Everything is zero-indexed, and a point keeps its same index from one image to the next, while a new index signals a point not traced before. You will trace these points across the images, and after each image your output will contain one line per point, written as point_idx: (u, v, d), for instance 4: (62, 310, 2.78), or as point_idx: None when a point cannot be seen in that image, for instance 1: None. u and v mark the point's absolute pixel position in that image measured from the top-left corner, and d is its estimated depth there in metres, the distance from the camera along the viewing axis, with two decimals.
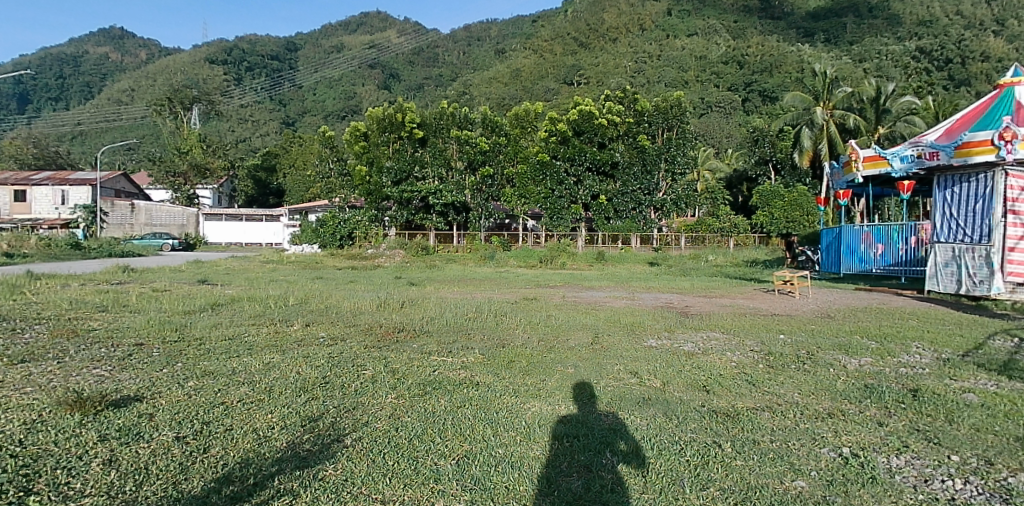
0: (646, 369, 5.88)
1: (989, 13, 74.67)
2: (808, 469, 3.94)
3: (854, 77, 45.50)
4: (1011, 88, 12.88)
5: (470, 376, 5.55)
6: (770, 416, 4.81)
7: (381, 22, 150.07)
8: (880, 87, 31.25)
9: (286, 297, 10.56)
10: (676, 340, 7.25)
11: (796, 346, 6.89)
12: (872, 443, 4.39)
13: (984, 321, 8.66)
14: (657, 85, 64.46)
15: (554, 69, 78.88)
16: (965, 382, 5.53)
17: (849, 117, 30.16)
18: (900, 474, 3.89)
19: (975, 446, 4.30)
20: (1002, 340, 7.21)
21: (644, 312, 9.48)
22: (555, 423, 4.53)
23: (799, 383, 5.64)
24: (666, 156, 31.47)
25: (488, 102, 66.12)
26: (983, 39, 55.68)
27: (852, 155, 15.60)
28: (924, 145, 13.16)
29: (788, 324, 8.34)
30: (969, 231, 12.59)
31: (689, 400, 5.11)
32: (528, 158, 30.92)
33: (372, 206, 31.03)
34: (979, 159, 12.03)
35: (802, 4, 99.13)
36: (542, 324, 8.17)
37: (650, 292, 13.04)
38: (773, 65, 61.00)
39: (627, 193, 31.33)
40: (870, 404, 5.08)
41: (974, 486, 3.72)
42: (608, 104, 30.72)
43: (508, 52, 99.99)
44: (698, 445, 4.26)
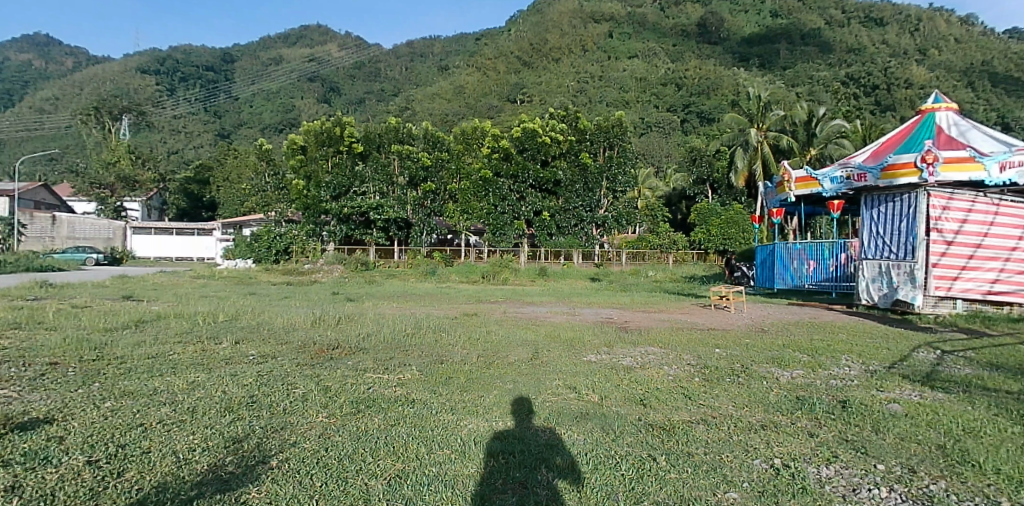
0: (584, 384, 5.87)
1: (911, 43, 80.54)
2: (740, 480, 4.10)
3: (786, 100, 47.85)
4: (933, 113, 13.74)
5: (406, 393, 5.45)
6: (705, 429, 4.91)
7: (322, 36, 151.02)
8: (811, 112, 33.15)
9: (218, 314, 10.29)
10: (616, 355, 7.28)
11: (731, 360, 7.00)
12: (803, 454, 4.57)
13: (910, 334, 8.98)
14: (598, 105, 66.49)
15: (497, 87, 80.21)
16: (891, 393, 5.73)
17: (783, 138, 31.60)
18: (830, 483, 4.09)
19: (900, 454, 4.55)
20: (926, 352, 7.47)
21: (583, 328, 9.51)
22: (491, 439, 4.51)
23: (733, 396, 5.74)
24: (607, 175, 32.13)
25: (431, 118, 66.49)
26: (905, 67, 59.60)
27: (784, 175, 16.19)
28: (852, 167, 13.68)
29: (725, 339, 8.43)
30: (893, 249, 13.18)
31: (626, 414, 5.13)
32: (471, 175, 30.89)
33: (309, 221, 30.90)
34: (904, 181, 12.51)
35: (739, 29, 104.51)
36: (483, 340, 8.08)
37: (591, 307, 13.19)
38: (709, 89, 63.79)
39: (570, 210, 31.66)
40: (801, 415, 5.22)
41: (900, 494, 3.94)
42: (551, 122, 31.27)
43: (453, 69, 101.72)
44: (633, 458, 4.36)
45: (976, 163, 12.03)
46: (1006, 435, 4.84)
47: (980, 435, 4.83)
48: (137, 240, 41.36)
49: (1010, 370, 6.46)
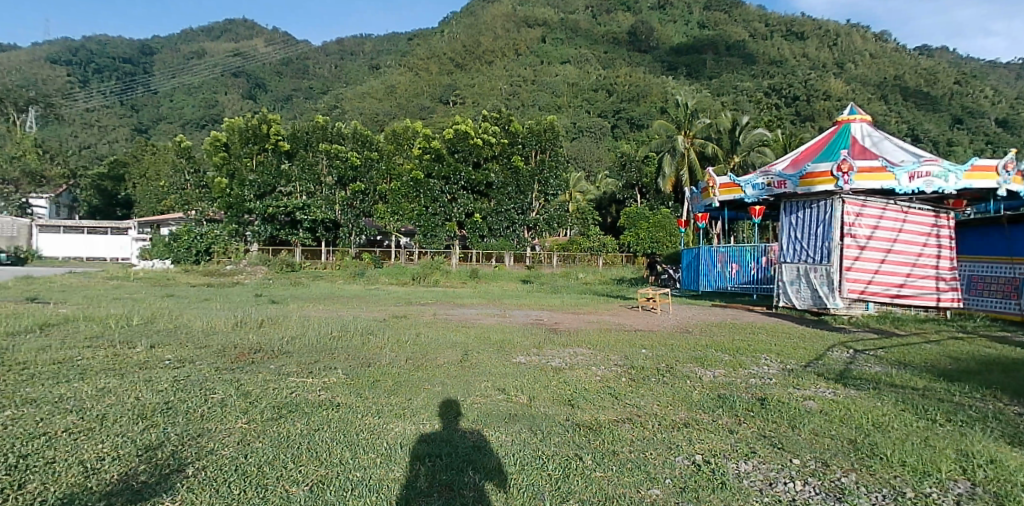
0: (512, 385, 5.92)
1: (830, 56, 85.94)
2: (664, 477, 4.23)
3: (712, 109, 50.01)
4: (848, 124, 14.40)
5: (331, 397, 5.35)
6: (630, 428, 5.03)
7: (246, 31, 148.65)
8: (735, 120, 33.69)
9: (133, 318, 9.84)
10: (545, 356, 7.37)
11: (657, 360, 7.18)
12: (723, 450, 4.75)
13: (824, 333, 9.45)
14: (531, 109, 68.81)
15: (429, 88, 80.76)
16: (807, 390, 5.99)
17: (708, 146, 32.41)
18: (748, 478, 4.29)
19: (814, 449, 4.79)
20: (839, 352, 7.86)
21: (513, 330, 9.59)
22: (417, 443, 4.49)
23: (658, 396, 5.89)
24: (539, 178, 31.99)
25: (361, 117, 65.69)
26: (824, 80, 63.34)
27: (709, 182, 16.43)
28: (772, 174, 14.21)
29: (651, 340, 8.65)
30: (810, 252, 13.83)
31: (554, 415, 5.21)
32: (402, 176, 30.97)
33: (232, 220, 30.58)
34: (821, 189, 13.14)
35: (668, 39, 109.69)
36: (412, 343, 8.04)
37: (523, 309, 13.39)
38: (639, 96, 67.31)
39: (502, 212, 31.49)
40: (722, 413, 5.41)
41: (813, 487, 4.19)
42: (484, 125, 31.42)
43: (383, 69, 102.33)
44: (559, 458, 4.43)
45: (888, 173, 12.64)
46: (911, 429, 5.15)
47: (886, 429, 5.13)
48: (43, 239, 39.52)
49: (914, 368, 6.89)
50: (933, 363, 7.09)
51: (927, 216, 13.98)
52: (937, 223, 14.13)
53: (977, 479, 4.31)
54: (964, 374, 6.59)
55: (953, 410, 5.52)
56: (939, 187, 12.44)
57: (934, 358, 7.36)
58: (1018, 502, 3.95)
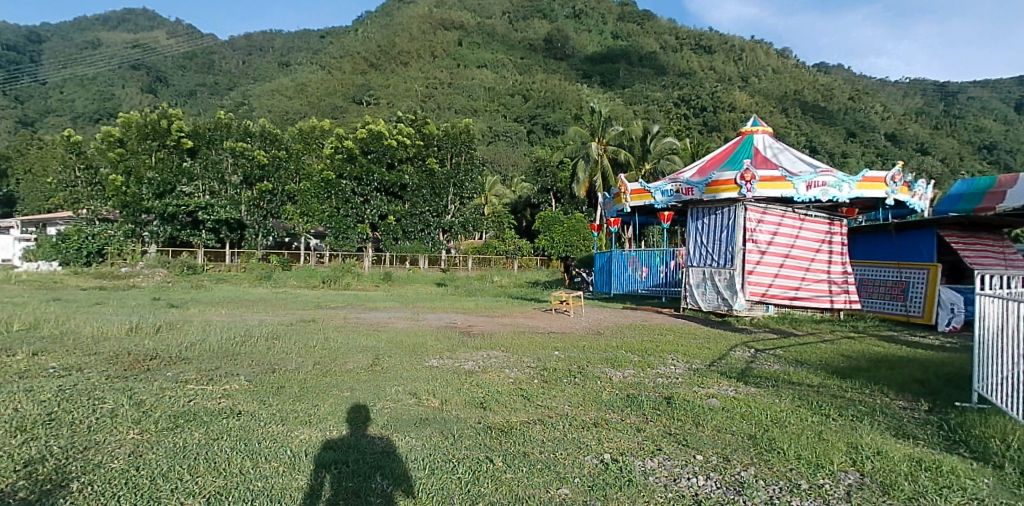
0: (425, 389, 5.93)
1: (728, 73, 94.76)
2: (572, 476, 4.34)
3: (626, 118, 52.84)
4: (751, 135, 15.31)
5: (231, 405, 5.20)
6: (541, 429, 5.12)
7: (145, 23, 143.62)
8: (646, 128, 35.30)
9: (11, 322, 9.24)
10: (458, 359, 7.36)
11: (569, 361, 7.35)
12: (630, 448, 4.91)
13: (726, 334, 9.89)
14: (447, 111, 72.12)
15: (341, 87, 81.14)
16: (710, 389, 6.27)
17: (620, 152, 33.90)
18: (654, 475, 4.46)
19: (716, 445, 5.02)
20: (741, 350, 8.29)
21: (430, 332, 9.66)
22: (323, 450, 4.43)
23: (569, 395, 6.04)
24: (455, 181, 34.02)
25: (269, 114, 64.13)
26: (727, 94, 68.51)
27: (620, 187, 16.36)
28: (681, 182, 14.56)
29: (564, 342, 8.83)
30: (715, 256, 14.39)
31: (466, 418, 5.24)
32: (313, 176, 31.50)
33: (128, 220, 29.58)
34: (725, 196, 13.55)
35: (581, 48, 117.83)
36: (321, 348, 7.91)
37: (435, 312, 13.30)
38: (554, 101, 72.41)
39: (416, 215, 32.83)
40: (629, 412, 5.58)
41: (714, 482, 4.40)
42: (398, 126, 32.48)
43: (292, 66, 102.25)
44: (470, 461, 4.48)
45: (787, 182, 13.20)
46: (807, 424, 5.46)
47: (784, 425, 5.42)
48: None
49: (811, 365, 7.37)
50: (828, 361, 7.59)
51: (822, 223, 14.88)
52: (831, 231, 15.04)
53: (865, 469, 4.65)
54: (853, 371, 7.09)
55: (844, 405, 5.90)
56: (834, 196, 13.31)
57: (829, 357, 7.84)
58: (901, 490, 4.27)
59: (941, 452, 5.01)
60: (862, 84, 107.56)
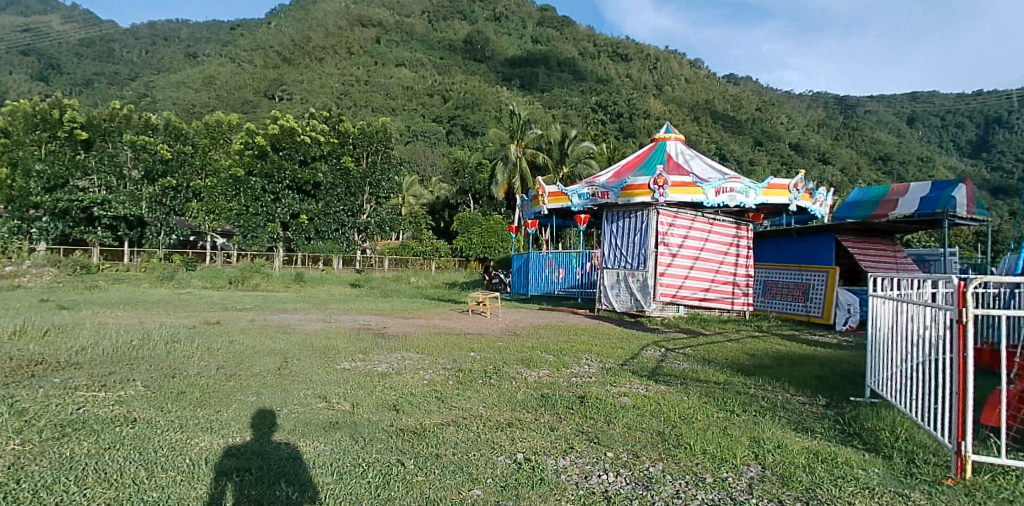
0: (336, 392, 5.84)
1: (638, 83, 101.28)
2: (485, 477, 4.38)
3: (544, 121, 55.15)
4: (664, 142, 15.79)
5: (126, 412, 5.00)
6: (455, 430, 5.16)
7: (37, 6, 135.34)
8: (564, 132, 36.22)
9: None
10: (371, 362, 7.29)
11: (486, 362, 7.40)
12: (543, 447, 4.99)
13: (640, 335, 10.18)
14: (363, 110, 73.56)
15: (252, 81, 79.61)
16: (622, 387, 6.46)
17: (538, 155, 35.24)
18: (566, 473, 4.55)
19: (626, 442, 5.19)
20: (653, 350, 8.57)
21: (342, 335, 9.45)
22: (224, 457, 4.32)
23: (485, 396, 6.09)
24: (371, 180, 35.28)
25: (174, 107, 61.44)
26: (637, 103, 73.08)
27: (538, 190, 16.67)
28: (597, 185, 14.93)
29: (481, 343, 8.88)
30: (629, 259, 14.82)
31: (377, 420, 5.22)
32: (220, 172, 31.45)
33: (14, 215, 28.56)
34: (638, 200, 13.98)
35: (501, 54, 123.92)
36: (225, 351, 7.64)
37: (349, 313, 13.20)
38: (473, 104, 75.69)
39: (330, 214, 33.76)
40: (544, 412, 5.68)
41: (624, 478, 4.53)
42: (311, 124, 33.44)
43: (199, 58, 100.03)
44: (380, 465, 4.45)
45: (697, 187, 13.82)
46: (712, 419, 5.69)
47: (691, 421, 5.62)
48: None
49: (717, 363, 7.71)
50: (733, 359, 7.96)
51: (729, 228, 15.49)
52: (738, 235, 15.73)
53: (765, 462, 4.89)
54: (757, 368, 7.46)
55: (747, 401, 6.19)
56: (740, 202, 14.16)
57: (734, 356, 8.22)
58: (798, 481, 4.52)
59: (836, 444, 5.33)
60: (768, 96, 115.49)
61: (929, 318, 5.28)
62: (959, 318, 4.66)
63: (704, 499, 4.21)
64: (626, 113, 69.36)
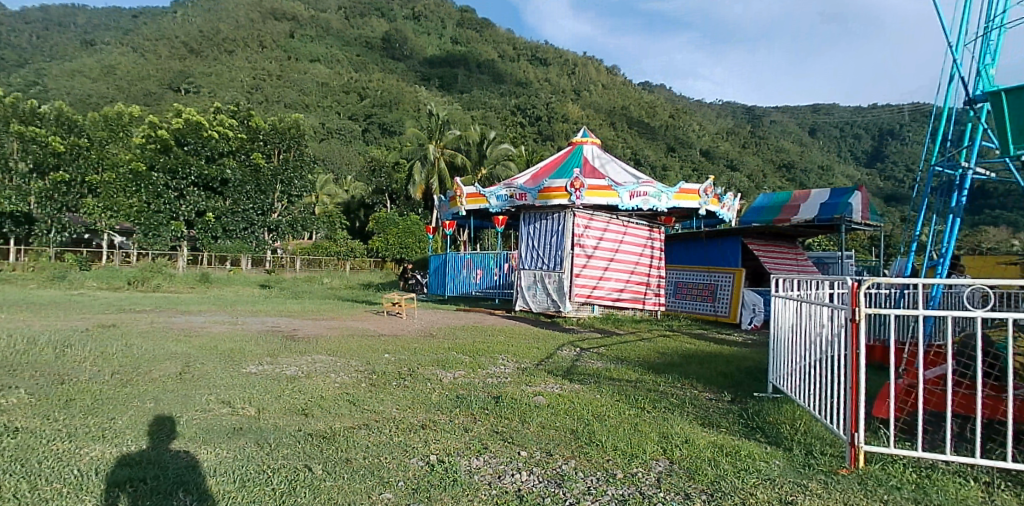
0: (241, 397, 5.69)
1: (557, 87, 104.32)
2: (396, 480, 4.35)
3: (461, 122, 56.15)
4: (581, 146, 16.13)
5: (6, 422, 4.68)
6: (366, 433, 5.10)
7: None
8: (482, 135, 38.44)
9: None
10: (279, 365, 7.11)
11: (400, 365, 7.35)
12: (457, 448, 5.00)
13: (555, 335, 10.40)
14: (276, 104, 72.03)
15: (156, 72, 76.22)
16: (537, 386, 6.57)
17: (456, 156, 36.64)
18: (478, 473, 4.57)
19: (539, 441, 5.25)
20: (568, 349, 8.76)
21: (250, 338, 9.12)
22: (117, 467, 4.12)
23: (398, 398, 6.04)
24: (283, 178, 35.95)
25: (68, 96, 57.44)
26: (555, 106, 75.34)
27: (456, 190, 16.44)
28: (515, 187, 14.89)
29: (394, 344, 8.84)
30: (545, 260, 15.09)
31: (285, 426, 5.11)
32: (119, 167, 30.30)
33: None
34: (556, 202, 14.15)
35: (420, 53, 124.90)
36: (121, 356, 7.27)
37: (256, 316, 12.84)
38: (391, 102, 76.48)
39: (238, 212, 33.90)
40: (458, 412, 5.70)
41: (537, 475, 4.59)
42: (219, 118, 33.23)
43: (96, 46, 94.57)
44: (286, 471, 4.34)
45: (612, 190, 14.11)
46: (624, 416, 5.86)
47: (604, 418, 5.77)
48: None
49: (629, 362, 7.95)
50: (645, 358, 8.23)
51: (643, 230, 16.18)
52: (651, 237, 16.44)
53: (673, 457, 5.07)
54: (667, 366, 7.77)
55: (657, 398, 6.42)
56: (653, 205, 14.66)
57: (646, 355, 8.49)
58: (704, 474, 4.71)
59: (741, 438, 5.58)
60: (680, 104, 121.64)
61: (825, 317, 5.56)
62: (852, 317, 4.95)
63: (615, 494, 4.32)
64: (545, 117, 70.85)
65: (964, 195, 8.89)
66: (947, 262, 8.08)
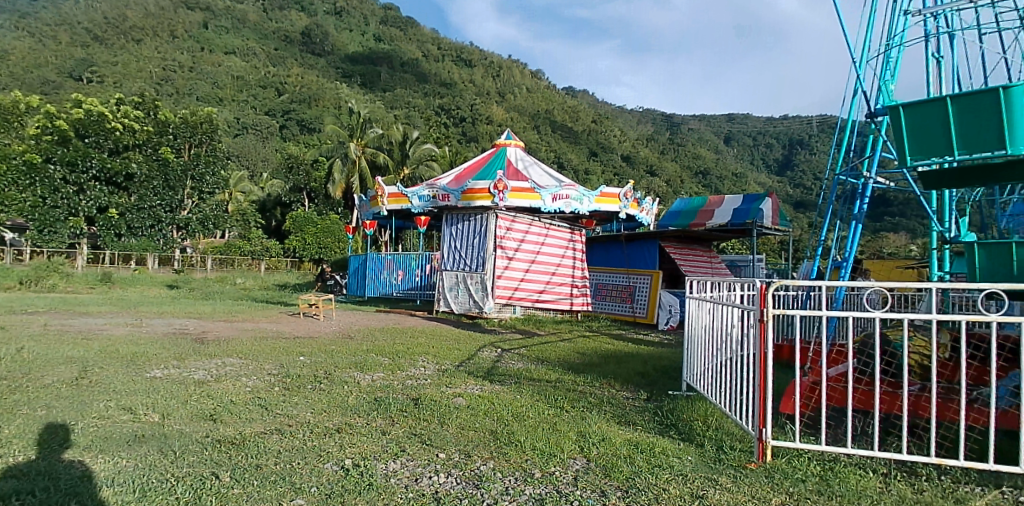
0: (144, 402, 5.44)
1: (484, 88, 105.39)
2: (309, 485, 4.24)
3: (384, 121, 56.15)
4: (505, 148, 16.32)
5: None
6: (278, 438, 4.96)
7: None
8: (406, 134, 38.26)
9: None
10: (187, 369, 6.83)
11: (315, 367, 7.19)
12: (373, 451, 4.93)
13: (477, 336, 10.44)
14: (187, 97, 69.42)
15: (55, 59, 71.58)
16: (457, 388, 6.57)
17: (377, 155, 36.52)
18: (395, 476, 4.52)
19: (459, 442, 5.25)
20: (488, 350, 8.84)
21: (152, 340, 8.80)
22: (3, 479, 3.85)
23: (313, 402, 5.91)
24: (194, 173, 34.35)
25: None
26: (481, 108, 76.07)
27: (377, 190, 16.45)
28: (438, 187, 14.96)
29: (310, 347, 8.64)
30: (468, 261, 15.18)
31: (192, 432, 4.91)
32: (12, 158, 29.34)
33: None
34: (479, 204, 14.33)
35: (344, 49, 123.37)
36: (12, 360, 6.80)
37: (162, 317, 12.34)
38: (311, 98, 75.41)
39: (144, 209, 32.41)
40: (376, 415, 5.63)
41: (454, 477, 4.59)
42: (124, 109, 31.79)
43: None
44: (191, 479, 4.17)
45: (534, 193, 14.44)
46: (544, 416, 5.94)
47: (523, 418, 5.84)
48: None
49: (550, 362, 8.08)
50: (565, 358, 8.39)
51: (565, 232, 16.41)
52: (573, 238, 16.68)
53: (590, 455, 5.18)
54: (585, 366, 7.97)
55: (577, 398, 6.53)
56: (575, 208, 14.96)
57: (566, 355, 8.65)
58: (619, 471, 4.83)
59: (656, 435, 5.76)
60: (602, 109, 125.52)
61: (736, 317, 5.78)
62: (761, 317, 5.14)
63: (532, 494, 4.36)
64: (469, 117, 71.29)
65: (866, 202, 9.50)
66: (851, 264, 8.57)
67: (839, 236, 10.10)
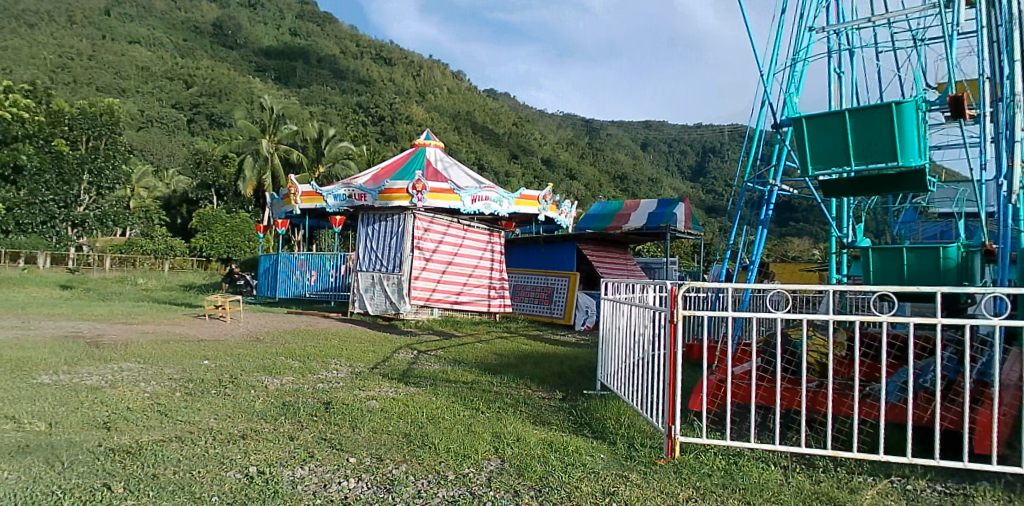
0: (27, 412, 5.09)
1: (406, 87, 104.62)
2: (209, 494, 4.09)
3: (298, 117, 55.06)
4: (424, 148, 16.23)
5: None
6: (178, 446, 4.77)
7: None
8: (321, 132, 37.76)
9: None
10: (77, 375, 6.44)
11: (220, 372, 6.94)
12: (281, 457, 4.81)
13: (394, 337, 10.36)
14: (84, 88, 65.23)
15: None
16: (370, 390, 6.52)
17: (291, 153, 35.87)
18: (303, 482, 4.42)
19: (371, 446, 5.20)
20: (404, 352, 8.84)
21: (33, 344, 8.23)
22: None
23: (215, 408, 5.71)
24: (91, 167, 33.16)
25: None
26: (401, 107, 75.55)
27: (290, 188, 16.13)
28: (354, 187, 14.81)
29: (214, 350, 8.34)
30: (384, 262, 14.94)
31: (83, 441, 4.66)
32: None
33: None
34: (396, 204, 14.21)
35: (260, 42, 119.26)
36: None
37: (55, 320, 11.52)
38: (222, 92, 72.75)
39: (36, 204, 30.61)
40: (284, 421, 5.50)
41: (366, 481, 4.54)
42: (13, 98, 29.82)
43: None
44: (81, 491, 3.95)
45: (453, 194, 14.45)
46: (459, 417, 5.97)
47: (439, 421, 5.84)
48: None
49: (466, 364, 8.13)
50: (483, 359, 8.45)
51: (483, 233, 16.58)
52: (491, 240, 16.90)
53: (505, 455, 5.23)
54: (502, 366, 8.08)
55: (492, 398, 6.59)
56: (495, 210, 15.12)
57: (483, 355, 8.73)
58: (532, 470, 4.90)
59: (570, 434, 5.88)
60: (524, 113, 127.29)
61: (647, 318, 5.98)
62: (670, 318, 5.32)
63: (445, 495, 4.37)
64: (389, 117, 70.73)
65: (772, 208, 9.96)
66: (756, 267, 8.96)
67: (746, 240, 10.57)
